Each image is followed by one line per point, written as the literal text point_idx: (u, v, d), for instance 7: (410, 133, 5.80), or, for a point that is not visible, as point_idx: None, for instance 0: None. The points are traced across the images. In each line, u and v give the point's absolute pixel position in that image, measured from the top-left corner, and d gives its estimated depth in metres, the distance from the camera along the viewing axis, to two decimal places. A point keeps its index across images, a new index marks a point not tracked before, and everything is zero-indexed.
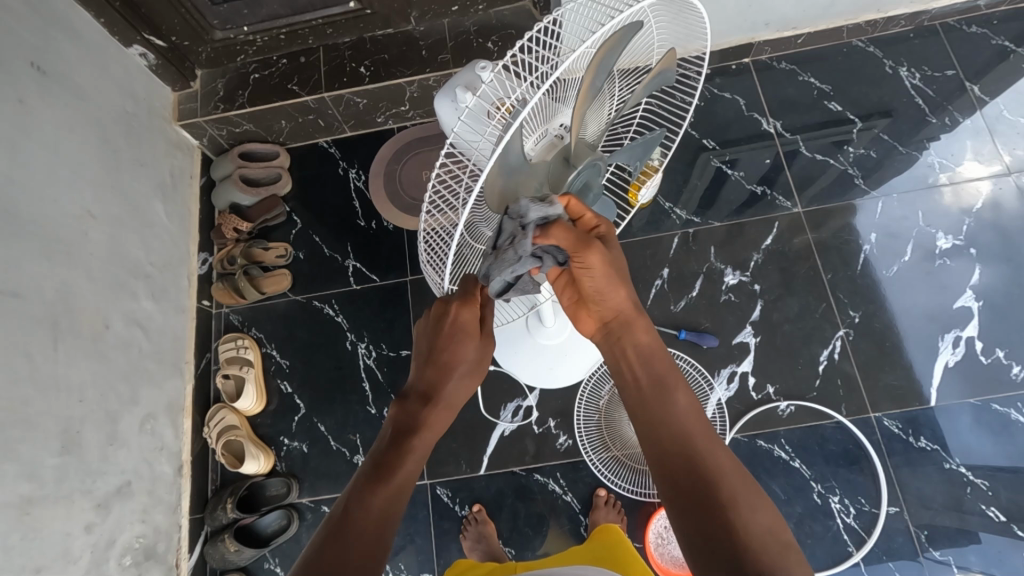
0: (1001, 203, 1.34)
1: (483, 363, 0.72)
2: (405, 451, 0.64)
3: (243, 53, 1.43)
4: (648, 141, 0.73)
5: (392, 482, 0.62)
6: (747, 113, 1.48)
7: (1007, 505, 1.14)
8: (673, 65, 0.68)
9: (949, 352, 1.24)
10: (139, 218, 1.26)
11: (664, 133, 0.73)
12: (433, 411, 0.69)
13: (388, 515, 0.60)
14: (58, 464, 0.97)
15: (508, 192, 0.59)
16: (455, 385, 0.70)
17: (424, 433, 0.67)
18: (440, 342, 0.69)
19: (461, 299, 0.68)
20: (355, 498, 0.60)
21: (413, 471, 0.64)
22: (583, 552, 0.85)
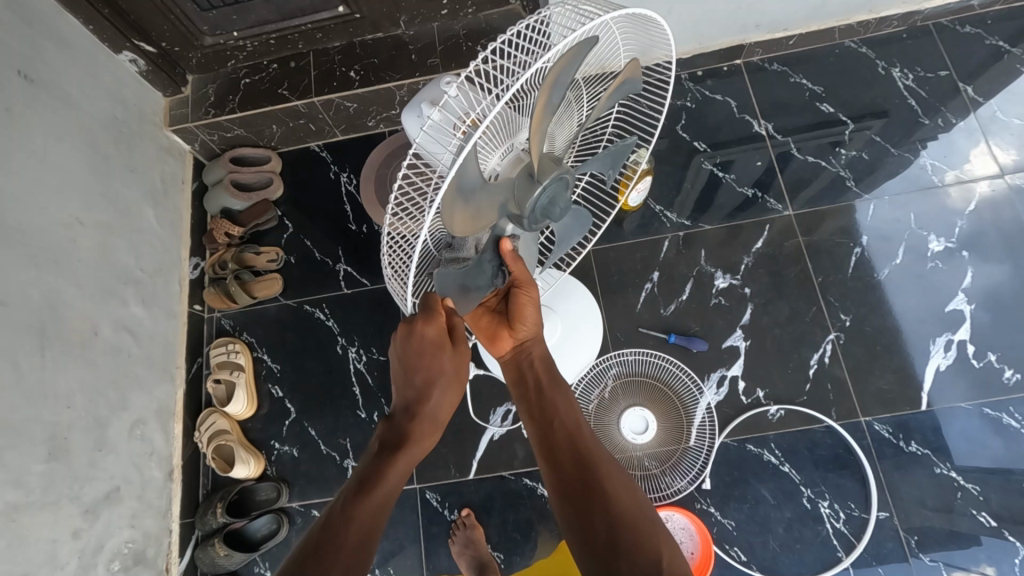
0: (994, 205, 1.33)
1: (461, 374, 0.74)
2: (386, 466, 0.68)
3: (233, 59, 1.44)
4: (620, 150, 0.73)
5: (374, 494, 0.65)
6: (738, 115, 1.47)
7: (998, 510, 1.14)
8: (637, 75, 0.70)
9: (941, 356, 1.24)
10: (129, 224, 1.26)
11: (636, 140, 0.74)
12: (413, 425, 0.72)
13: (373, 527, 0.63)
14: (45, 471, 0.97)
15: (469, 208, 0.59)
16: (434, 399, 0.73)
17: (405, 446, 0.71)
18: (412, 358, 0.72)
19: (424, 317, 0.69)
20: (337, 512, 0.63)
21: (395, 483, 0.68)
22: None
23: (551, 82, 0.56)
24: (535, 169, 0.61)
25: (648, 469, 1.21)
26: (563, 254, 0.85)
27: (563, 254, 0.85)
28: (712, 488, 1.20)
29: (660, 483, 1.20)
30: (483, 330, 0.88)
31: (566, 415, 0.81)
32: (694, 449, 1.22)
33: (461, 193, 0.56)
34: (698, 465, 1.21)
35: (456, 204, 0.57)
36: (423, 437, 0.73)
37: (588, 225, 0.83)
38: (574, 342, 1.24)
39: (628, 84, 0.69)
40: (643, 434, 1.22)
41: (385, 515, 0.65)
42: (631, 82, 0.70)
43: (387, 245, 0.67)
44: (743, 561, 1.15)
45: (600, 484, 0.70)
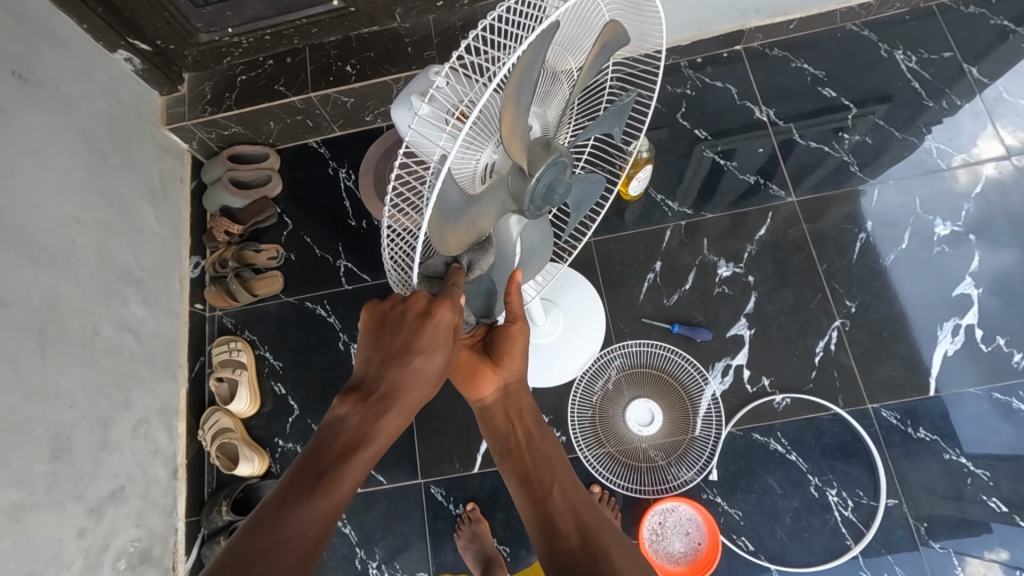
0: (1001, 187, 1.31)
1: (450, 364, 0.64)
2: (346, 462, 0.60)
3: (229, 55, 1.43)
4: (620, 108, 0.72)
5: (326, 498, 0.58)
6: (739, 101, 1.46)
7: (1009, 496, 1.12)
8: (622, 33, 0.67)
9: (949, 341, 1.22)
10: (128, 223, 1.26)
11: (635, 95, 0.73)
12: (383, 418, 0.62)
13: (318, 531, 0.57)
14: (49, 470, 0.97)
15: (460, 222, 0.60)
16: (416, 391, 0.62)
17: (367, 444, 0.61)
18: (405, 339, 0.61)
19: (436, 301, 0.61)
20: (275, 513, 0.57)
21: (350, 484, 0.60)
22: None
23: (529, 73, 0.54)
24: (525, 164, 0.60)
25: (654, 460, 1.20)
26: (579, 221, 0.83)
27: (579, 221, 0.83)
28: (719, 479, 1.19)
29: (666, 474, 1.20)
30: (463, 367, 0.77)
31: (561, 477, 0.75)
32: (700, 440, 1.21)
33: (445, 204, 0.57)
34: (704, 456, 1.20)
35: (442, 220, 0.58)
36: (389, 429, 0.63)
37: (599, 191, 0.83)
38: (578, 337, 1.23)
39: (613, 47, 0.67)
40: (649, 426, 1.21)
41: (330, 527, 0.58)
42: (617, 43, 0.68)
43: (388, 241, 0.65)
44: (751, 550, 1.14)
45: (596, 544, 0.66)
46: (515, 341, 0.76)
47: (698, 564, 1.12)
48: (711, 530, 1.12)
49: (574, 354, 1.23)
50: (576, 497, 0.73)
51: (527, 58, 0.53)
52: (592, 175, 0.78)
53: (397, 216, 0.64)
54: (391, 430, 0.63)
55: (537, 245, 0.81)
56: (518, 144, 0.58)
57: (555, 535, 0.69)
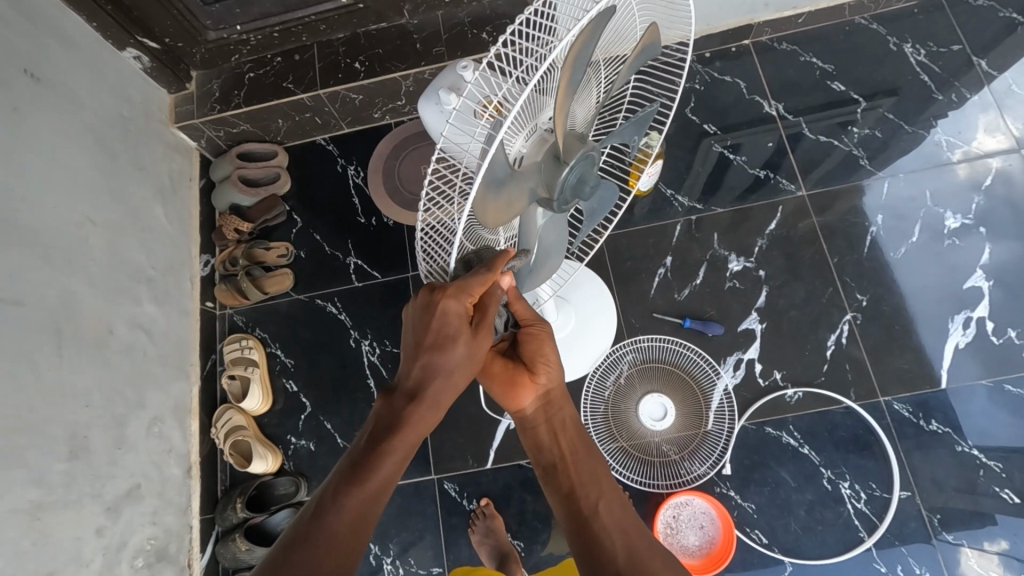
0: (1011, 180, 1.31)
1: (475, 355, 0.68)
2: (382, 452, 0.65)
3: (237, 53, 1.43)
4: (643, 118, 0.72)
5: (366, 487, 0.63)
6: (748, 96, 1.45)
7: (1021, 488, 1.13)
8: (656, 40, 0.67)
9: (960, 333, 1.22)
10: (139, 222, 1.26)
11: (659, 107, 0.72)
12: (415, 409, 0.67)
13: (357, 522, 0.61)
14: (66, 469, 0.97)
15: (498, 201, 0.58)
16: (444, 381, 0.67)
17: (400, 433, 0.66)
18: (433, 334, 0.65)
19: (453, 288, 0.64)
20: (326, 501, 0.62)
21: (388, 472, 0.65)
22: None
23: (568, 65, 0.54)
24: (561, 150, 0.60)
25: (668, 455, 1.21)
26: (593, 228, 0.83)
27: (593, 228, 0.83)
28: (732, 473, 1.19)
29: (680, 468, 1.20)
30: (499, 378, 0.79)
31: (604, 488, 0.74)
32: (713, 434, 1.21)
33: (488, 189, 0.56)
34: (718, 451, 1.21)
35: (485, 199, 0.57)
36: (421, 420, 0.67)
37: (614, 201, 0.81)
38: (591, 333, 1.23)
39: (647, 52, 0.67)
40: (662, 420, 1.21)
41: (368, 517, 0.63)
42: (650, 51, 0.68)
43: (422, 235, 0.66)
44: (765, 543, 1.15)
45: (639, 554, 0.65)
46: (541, 343, 0.79)
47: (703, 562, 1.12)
48: (727, 528, 1.12)
49: (586, 353, 1.22)
50: (619, 513, 0.71)
51: (569, 48, 0.53)
52: (609, 183, 0.78)
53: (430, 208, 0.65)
54: (418, 421, 0.67)
55: (553, 245, 0.81)
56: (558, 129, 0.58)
57: (595, 546, 0.67)
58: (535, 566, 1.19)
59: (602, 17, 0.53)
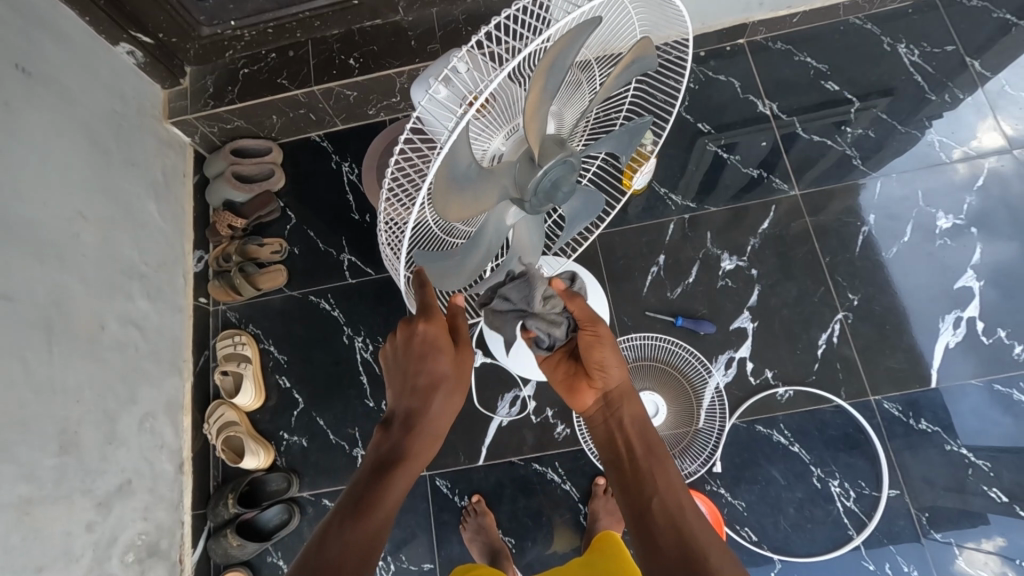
0: (1004, 180, 1.32)
1: (460, 385, 0.73)
2: (386, 482, 0.64)
3: (231, 49, 1.43)
4: (633, 130, 0.73)
5: (372, 519, 0.60)
6: (742, 95, 1.46)
7: (1010, 487, 1.13)
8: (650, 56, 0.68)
9: (950, 333, 1.23)
10: (132, 218, 1.26)
11: (651, 120, 0.73)
12: (409, 438, 0.68)
13: (367, 553, 0.58)
14: (57, 464, 0.97)
15: (462, 195, 0.59)
16: (433, 407, 0.70)
17: (405, 463, 0.66)
18: (410, 362, 0.70)
19: (424, 316, 0.68)
20: (332, 537, 0.58)
21: (392, 503, 0.63)
22: (581, 564, 0.77)
23: (548, 66, 0.55)
24: (535, 154, 0.61)
25: None
26: (572, 236, 0.83)
27: (572, 236, 0.83)
28: (723, 471, 1.20)
29: None
30: (563, 382, 0.86)
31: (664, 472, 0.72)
32: (704, 432, 1.22)
33: (452, 179, 0.57)
34: (708, 449, 1.21)
35: (448, 193, 0.58)
36: (418, 452, 0.68)
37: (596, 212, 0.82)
38: None
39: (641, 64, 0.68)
40: (653, 419, 1.22)
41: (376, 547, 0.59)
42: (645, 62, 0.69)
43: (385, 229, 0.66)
44: (754, 541, 1.15)
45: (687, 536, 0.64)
46: (598, 348, 0.80)
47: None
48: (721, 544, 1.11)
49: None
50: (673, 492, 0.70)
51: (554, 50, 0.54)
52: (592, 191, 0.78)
53: (395, 201, 0.65)
54: (416, 456, 0.68)
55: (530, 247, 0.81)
56: (536, 132, 0.59)
57: (645, 525, 0.67)
58: (526, 562, 1.19)
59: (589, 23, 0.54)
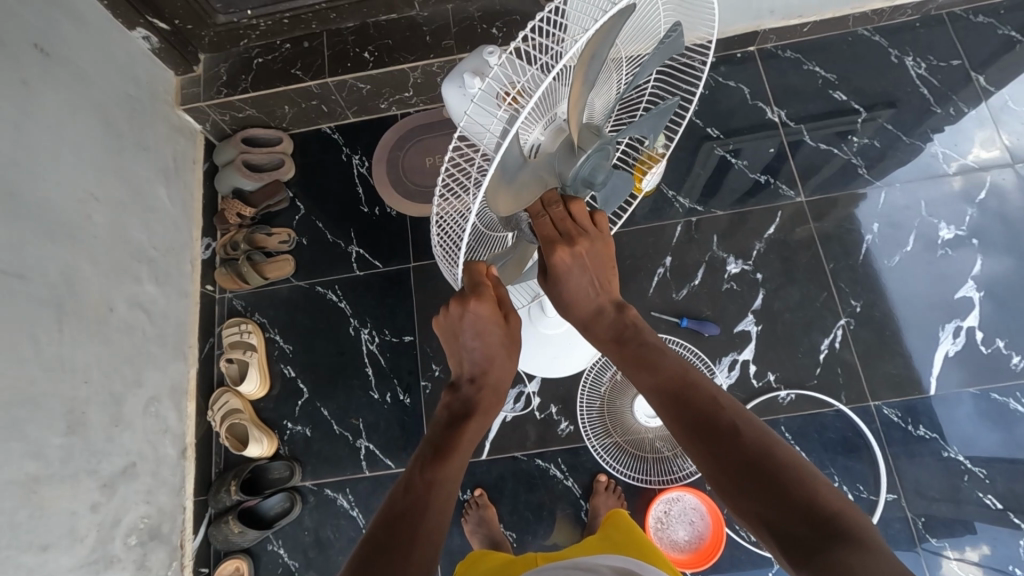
0: (1004, 194, 1.34)
1: (514, 350, 0.74)
2: (458, 435, 0.69)
3: (246, 38, 1.43)
4: (661, 112, 0.73)
5: (451, 467, 0.65)
6: (751, 101, 1.47)
7: (1004, 493, 1.15)
8: (680, 39, 0.68)
9: (950, 341, 1.25)
10: (143, 203, 1.26)
11: (678, 102, 0.74)
12: (473, 399, 0.73)
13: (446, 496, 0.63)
14: (64, 443, 0.97)
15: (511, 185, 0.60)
16: (496, 368, 0.73)
17: (475, 417, 0.72)
18: (466, 333, 0.71)
19: (475, 292, 0.67)
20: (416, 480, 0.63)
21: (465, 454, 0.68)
22: (597, 541, 0.76)
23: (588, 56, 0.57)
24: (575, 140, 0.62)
25: (662, 452, 1.22)
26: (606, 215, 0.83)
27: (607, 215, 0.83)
28: None
29: (671, 466, 1.21)
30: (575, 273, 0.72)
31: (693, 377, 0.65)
32: None
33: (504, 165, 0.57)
34: None
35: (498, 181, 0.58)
36: (481, 408, 0.73)
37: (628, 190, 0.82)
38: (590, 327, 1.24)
39: (670, 46, 0.68)
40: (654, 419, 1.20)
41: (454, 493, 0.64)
42: (675, 44, 0.68)
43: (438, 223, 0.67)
44: (753, 541, 1.16)
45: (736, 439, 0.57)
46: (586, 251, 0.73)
47: (681, 559, 1.14)
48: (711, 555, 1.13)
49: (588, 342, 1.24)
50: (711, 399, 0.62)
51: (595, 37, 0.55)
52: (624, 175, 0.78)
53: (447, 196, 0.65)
54: (479, 412, 0.73)
55: None
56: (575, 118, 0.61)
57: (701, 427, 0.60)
58: None
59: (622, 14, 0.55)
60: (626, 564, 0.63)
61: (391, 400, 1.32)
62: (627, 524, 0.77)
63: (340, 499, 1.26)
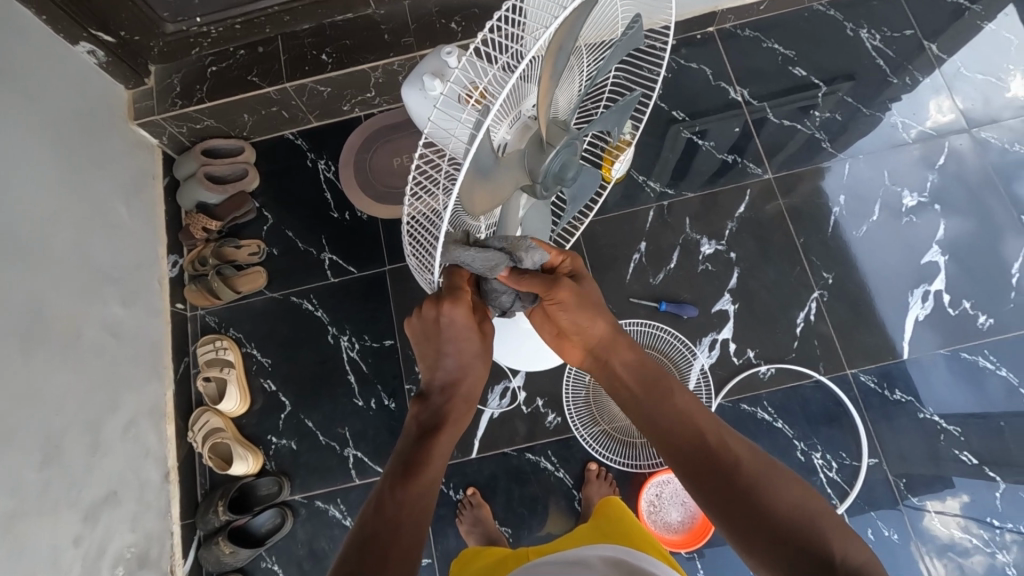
0: (962, 159, 1.38)
1: (488, 362, 0.75)
2: (429, 449, 0.67)
3: (198, 46, 1.39)
4: (623, 106, 0.73)
5: (423, 484, 0.64)
6: (714, 82, 1.48)
7: (979, 449, 1.19)
8: (640, 30, 0.68)
9: (919, 306, 1.28)
10: (104, 223, 1.22)
11: (640, 94, 0.74)
12: (444, 411, 0.71)
13: (420, 515, 0.61)
14: (40, 477, 0.94)
15: (484, 186, 0.60)
16: (468, 380, 0.73)
17: (444, 430, 0.70)
18: (443, 341, 0.72)
19: (450, 295, 0.70)
20: (388, 501, 0.62)
21: (437, 468, 0.67)
22: (585, 532, 0.76)
23: (553, 52, 0.56)
24: (544, 137, 0.62)
25: None
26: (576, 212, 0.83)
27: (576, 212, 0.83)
28: None
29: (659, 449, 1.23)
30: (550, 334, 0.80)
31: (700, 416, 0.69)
32: None
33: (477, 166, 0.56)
34: None
35: (471, 180, 0.57)
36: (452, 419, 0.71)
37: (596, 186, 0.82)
38: None
39: (632, 40, 0.67)
40: None
41: (429, 509, 0.63)
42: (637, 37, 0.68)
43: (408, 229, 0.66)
44: None
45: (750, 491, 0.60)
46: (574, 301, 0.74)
47: (676, 538, 1.16)
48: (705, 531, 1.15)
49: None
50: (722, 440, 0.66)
51: (559, 31, 0.54)
52: (591, 170, 0.77)
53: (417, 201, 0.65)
54: (449, 423, 0.71)
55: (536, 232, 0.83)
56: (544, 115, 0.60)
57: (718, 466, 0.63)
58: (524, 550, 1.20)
59: (583, 9, 0.55)
60: (617, 553, 0.63)
61: (377, 406, 1.31)
62: (621, 513, 0.77)
63: (332, 509, 1.25)
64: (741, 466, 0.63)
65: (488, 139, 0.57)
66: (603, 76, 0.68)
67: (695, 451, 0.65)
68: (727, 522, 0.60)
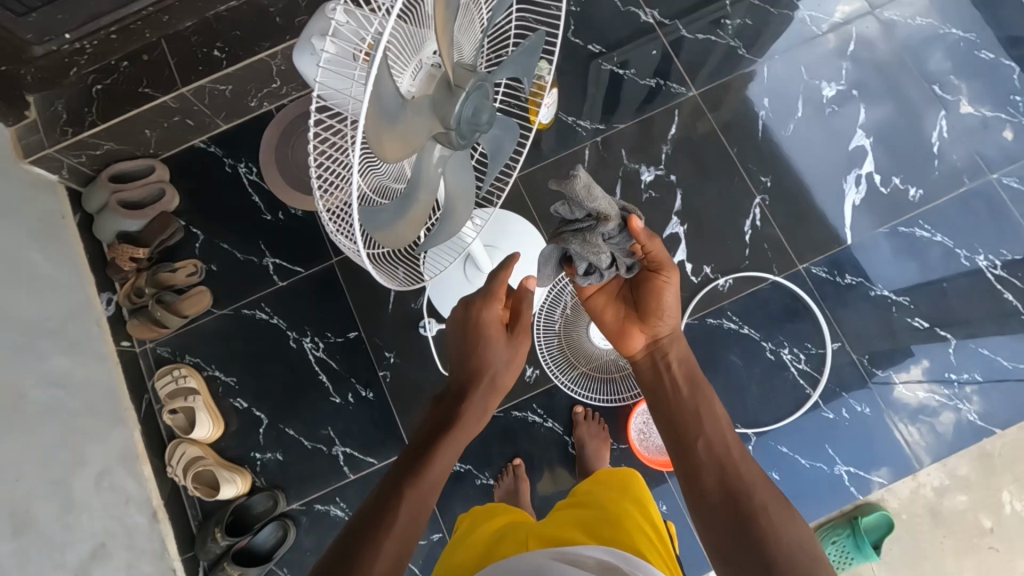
0: (871, 41, 1.41)
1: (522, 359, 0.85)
2: (433, 453, 0.74)
3: (74, 66, 1.26)
4: (528, 49, 0.72)
5: (418, 486, 0.70)
6: (624, 8, 1.45)
7: (928, 313, 1.26)
8: None
9: (854, 191, 1.33)
10: (19, 273, 1.13)
11: (543, 34, 0.72)
12: (457, 408, 0.79)
13: (418, 516, 0.68)
14: (16, 549, 0.89)
15: (394, 133, 0.56)
16: (505, 375, 0.83)
17: (454, 435, 0.77)
18: (478, 342, 0.82)
19: (484, 300, 0.84)
20: (384, 496, 0.69)
21: (440, 471, 0.73)
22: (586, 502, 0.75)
23: None
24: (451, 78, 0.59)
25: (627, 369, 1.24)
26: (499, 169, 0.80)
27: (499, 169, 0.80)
28: None
29: None
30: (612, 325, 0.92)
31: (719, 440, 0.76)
32: None
33: (381, 111, 0.53)
34: None
35: (380, 128, 0.54)
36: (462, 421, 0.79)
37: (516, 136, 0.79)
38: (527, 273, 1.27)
39: None
40: None
41: (426, 512, 0.69)
42: None
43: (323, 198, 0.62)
44: None
45: (759, 518, 0.66)
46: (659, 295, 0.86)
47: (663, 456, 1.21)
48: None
49: (525, 288, 1.26)
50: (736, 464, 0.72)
51: None
52: (507, 119, 0.75)
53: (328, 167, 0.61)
54: (460, 425, 0.78)
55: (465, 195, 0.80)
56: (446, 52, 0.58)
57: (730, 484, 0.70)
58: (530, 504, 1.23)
59: None
60: (616, 561, 0.61)
61: (355, 399, 1.29)
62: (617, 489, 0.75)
63: (333, 509, 1.24)
64: (752, 494, 0.68)
65: (389, 79, 0.53)
66: (499, 19, 0.68)
67: (711, 465, 0.73)
68: (721, 544, 0.67)
